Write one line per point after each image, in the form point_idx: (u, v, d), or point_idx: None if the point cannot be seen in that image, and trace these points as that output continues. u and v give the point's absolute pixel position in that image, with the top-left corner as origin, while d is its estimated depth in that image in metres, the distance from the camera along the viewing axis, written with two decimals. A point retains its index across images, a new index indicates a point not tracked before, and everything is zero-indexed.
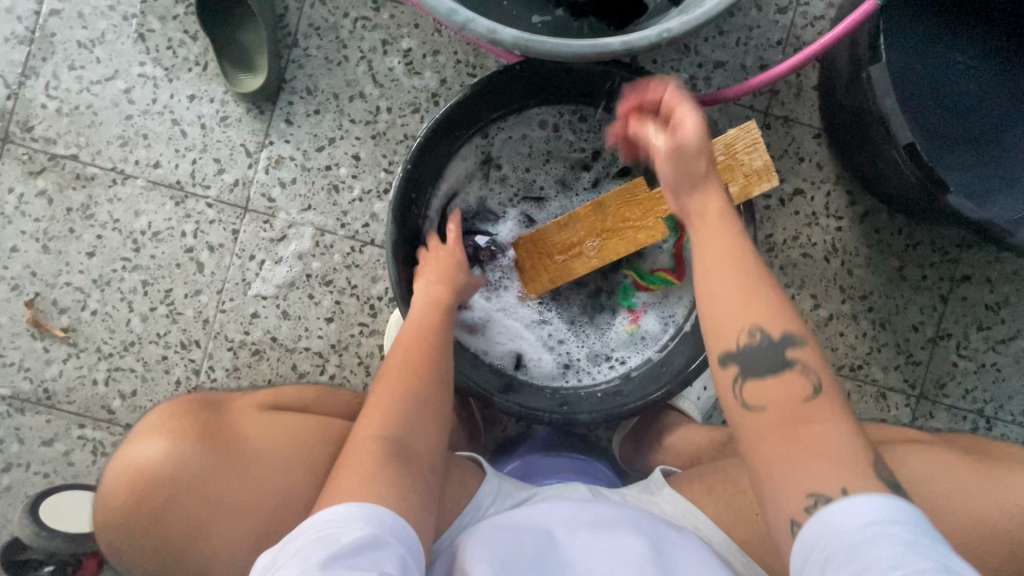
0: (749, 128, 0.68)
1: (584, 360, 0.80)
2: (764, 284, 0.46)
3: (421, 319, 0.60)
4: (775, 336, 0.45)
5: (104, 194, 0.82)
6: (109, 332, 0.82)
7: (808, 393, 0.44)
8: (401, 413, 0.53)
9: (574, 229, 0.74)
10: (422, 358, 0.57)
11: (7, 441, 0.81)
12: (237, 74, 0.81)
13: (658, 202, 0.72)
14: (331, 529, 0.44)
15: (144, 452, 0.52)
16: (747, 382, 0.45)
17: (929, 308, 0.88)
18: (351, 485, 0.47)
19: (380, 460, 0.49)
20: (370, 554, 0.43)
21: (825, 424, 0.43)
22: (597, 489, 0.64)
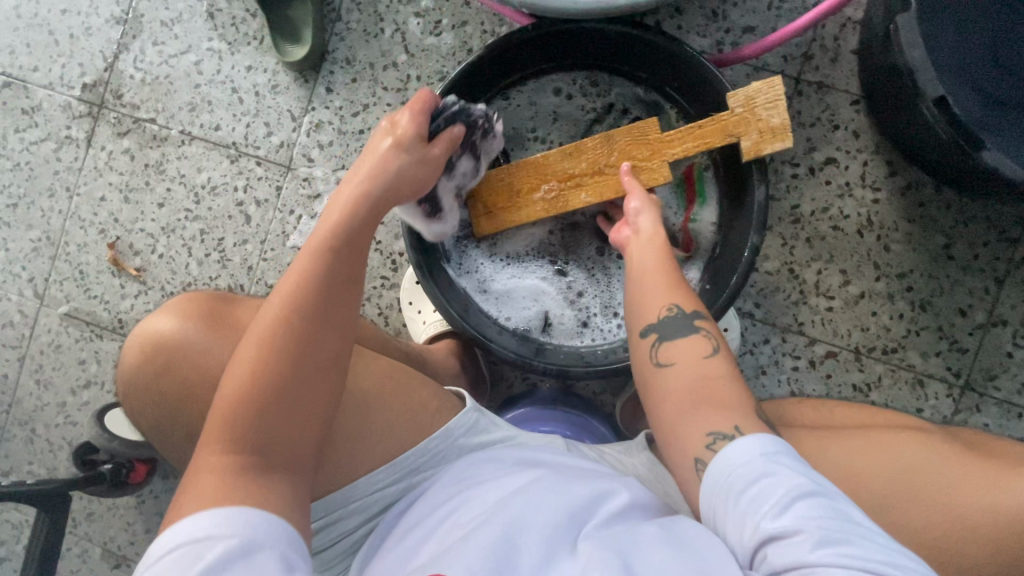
0: (772, 83, 0.65)
1: (598, 316, 0.81)
2: (674, 275, 0.56)
3: (297, 292, 0.50)
4: (685, 307, 0.53)
5: (174, 152, 0.94)
6: (172, 273, 0.94)
7: (708, 350, 0.51)
8: (263, 414, 0.47)
9: (577, 160, 0.70)
10: (294, 340, 0.48)
11: (88, 362, 0.95)
12: (286, 46, 0.90)
13: (668, 143, 0.68)
14: (191, 548, 0.41)
15: (158, 321, 0.58)
16: (659, 345, 0.52)
17: (980, 291, 0.80)
18: (200, 496, 0.44)
19: (231, 474, 0.45)
20: (242, 561, 0.40)
21: (724, 380, 0.49)
22: (575, 442, 0.64)
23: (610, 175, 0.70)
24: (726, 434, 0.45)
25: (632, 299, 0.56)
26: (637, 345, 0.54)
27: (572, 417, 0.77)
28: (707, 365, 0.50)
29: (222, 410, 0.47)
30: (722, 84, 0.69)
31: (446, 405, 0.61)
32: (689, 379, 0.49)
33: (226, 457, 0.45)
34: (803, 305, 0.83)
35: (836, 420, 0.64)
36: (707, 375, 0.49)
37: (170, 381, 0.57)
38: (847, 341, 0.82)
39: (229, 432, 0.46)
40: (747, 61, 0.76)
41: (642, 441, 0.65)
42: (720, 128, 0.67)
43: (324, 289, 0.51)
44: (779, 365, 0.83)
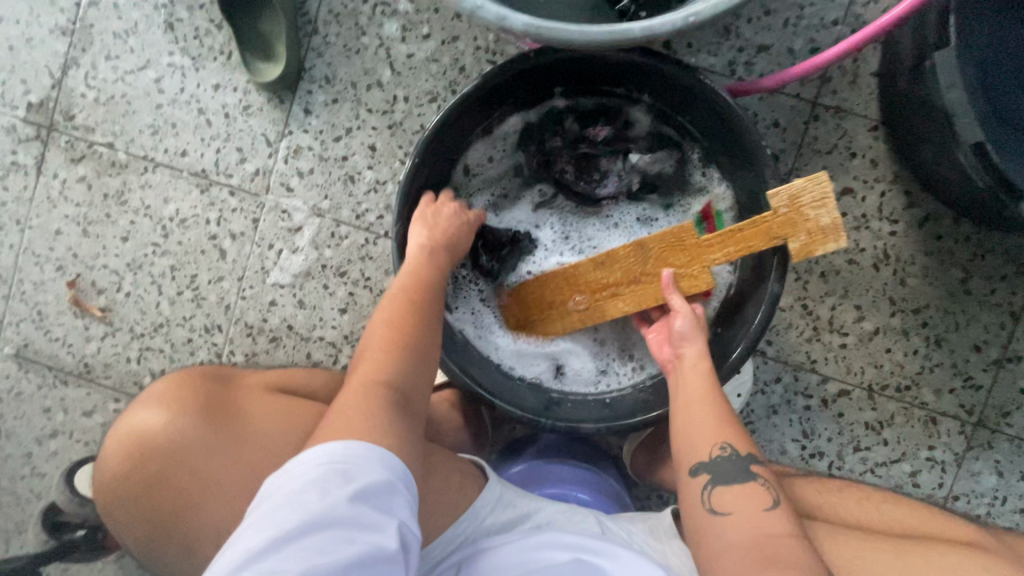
0: (818, 178, 0.56)
1: (612, 360, 0.76)
2: (722, 410, 0.56)
3: (424, 272, 0.61)
4: (742, 453, 0.54)
5: (137, 181, 0.85)
6: (141, 313, 0.86)
7: (768, 504, 0.51)
8: (398, 359, 0.55)
9: (611, 269, 0.67)
10: (423, 312, 0.58)
11: (53, 410, 0.88)
12: (257, 63, 0.81)
13: (705, 249, 0.61)
14: (350, 460, 0.44)
15: (148, 417, 0.57)
16: (714, 489, 0.52)
17: (996, 326, 0.78)
18: (345, 429, 0.48)
19: (379, 403, 0.51)
20: (387, 496, 0.44)
21: (785, 537, 0.48)
22: (603, 518, 0.62)
23: (645, 288, 0.65)
24: None
25: (679, 440, 0.56)
26: (686, 486, 0.54)
27: (581, 472, 0.73)
28: (768, 520, 0.50)
29: (363, 368, 0.54)
30: (741, 117, 0.63)
31: (470, 479, 0.61)
32: (749, 533, 0.49)
33: (370, 398, 0.51)
34: (817, 342, 0.79)
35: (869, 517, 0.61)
36: (768, 531, 0.49)
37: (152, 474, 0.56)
38: (860, 379, 0.79)
39: (371, 373, 0.53)
40: (764, 90, 0.71)
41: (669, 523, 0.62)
42: (763, 230, 0.59)
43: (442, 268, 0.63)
44: (791, 405, 0.80)
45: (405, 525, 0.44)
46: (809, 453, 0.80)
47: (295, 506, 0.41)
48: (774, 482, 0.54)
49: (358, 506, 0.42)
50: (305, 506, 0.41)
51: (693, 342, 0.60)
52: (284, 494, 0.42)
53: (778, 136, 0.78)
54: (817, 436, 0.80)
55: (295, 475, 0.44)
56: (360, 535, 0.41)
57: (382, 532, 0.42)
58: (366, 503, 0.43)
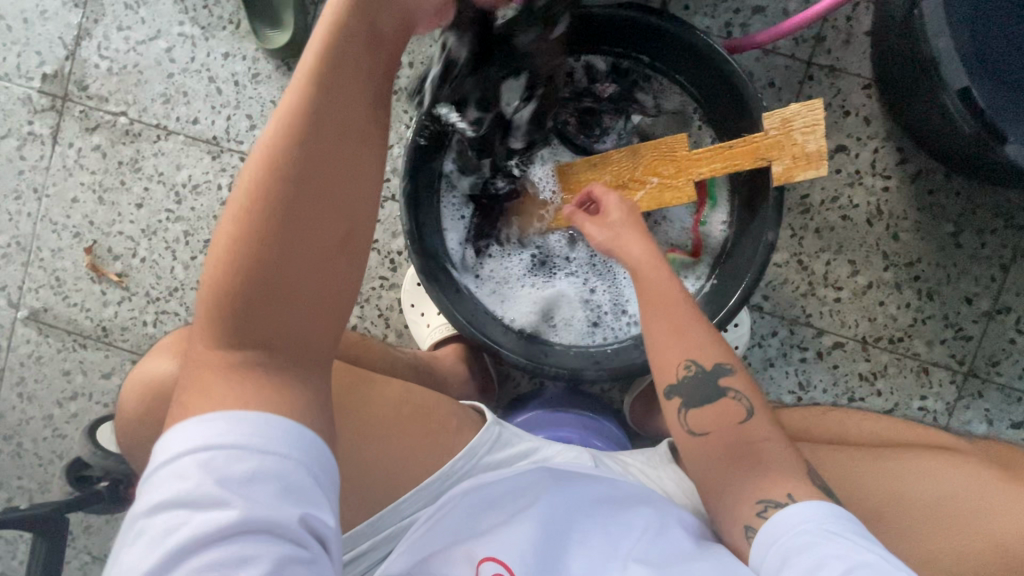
0: (812, 107, 0.65)
1: (608, 315, 0.79)
2: (691, 322, 0.54)
3: (267, 179, 0.41)
4: (708, 366, 0.52)
5: (150, 149, 0.88)
6: (156, 277, 0.89)
7: (741, 415, 0.52)
8: (246, 309, 0.40)
9: (601, 171, 0.72)
10: (284, 222, 0.41)
11: (73, 373, 0.91)
12: (266, 31, 0.83)
13: (695, 162, 0.69)
14: (218, 458, 0.35)
15: (160, 367, 0.55)
16: (688, 410, 0.52)
17: (986, 279, 0.80)
18: (205, 401, 0.39)
19: (231, 373, 0.40)
20: (277, 485, 0.36)
21: (766, 445, 0.50)
22: (600, 455, 0.65)
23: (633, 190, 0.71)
24: (777, 501, 0.47)
25: (649, 354, 0.55)
26: (665, 410, 0.54)
27: (585, 421, 0.76)
28: (744, 431, 0.51)
29: (218, 311, 0.41)
30: (735, 70, 0.66)
31: (469, 423, 0.64)
32: (727, 444, 0.51)
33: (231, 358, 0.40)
34: (812, 297, 0.82)
35: (864, 434, 0.63)
36: (748, 440, 0.51)
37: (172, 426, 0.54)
38: (854, 332, 0.82)
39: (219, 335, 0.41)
40: (759, 48, 0.73)
41: (664, 452, 0.66)
42: (752, 150, 0.67)
43: (302, 174, 0.41)
44: (787, 357, 0.83)
45: (308, 508, 0.36)
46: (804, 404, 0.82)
47: (161, 531, 0.34)
48: (748, 386, 0.53)
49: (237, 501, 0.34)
50: (173, 531, 0.34)
51: (638, 243, 0.58)
52: (147, 520, 0.34)
53: (774, 95, 0.80)
54: (812, 388, 0.82)
55: (155, 495, 0.35)
56: (249, 541, 0.34)
57: (279, 535, 0.35)
58: (249, 496, 0.35)
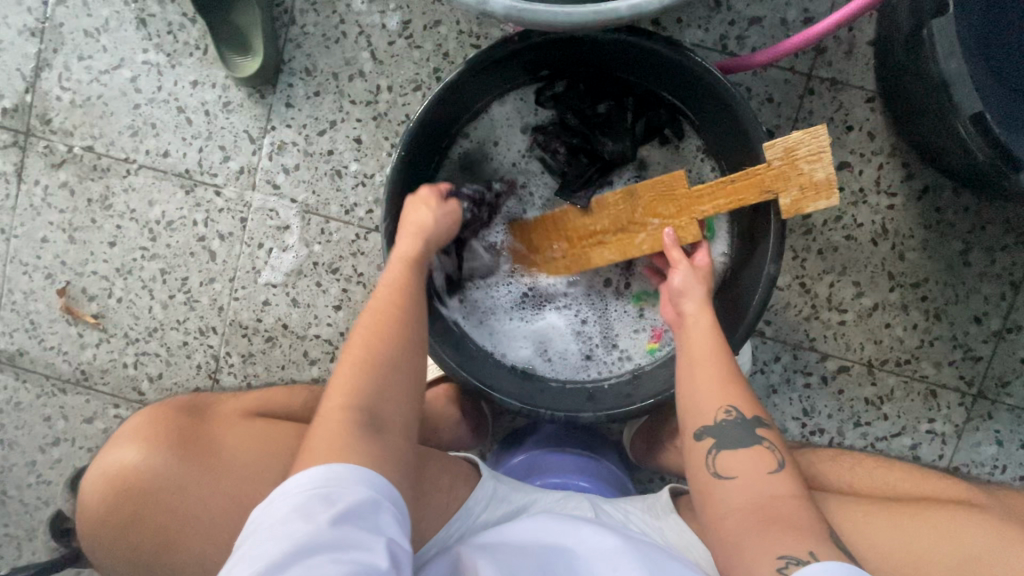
0: (817, 132, 0.57)
1: (600, 349, 0.76)
2: (728, 370, 0.56)
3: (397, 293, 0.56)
4: (748, 415, 0.54)
5: (120, 184, 0.84)
6: (134, 318, 0.86)
7: (773, 466, 0.51)
8: (373, 373, 0.50)
9: (598, 216, 0.68)
10: (400, 324, 0.54)
11: (54, 418, 0.88)
12: (235, 58, 0.79)
13: (696, 200, 0.62)
14: (336, 481, 0.43)
15: (120, 456, 0.55)
16: (719, 452, 0.53)
17: (996, 297, 0.77)
18: (320, 452, 0.45)
19: (353, 423, 0.47)
20: (373, 515, 0.43)
21: (789, 497, 0.49)
22: (599, 503, 0.63)
23: (633, 236, 0.66)
24: (798, 559, 0.44)
25: (686, 395, 0.57)
26: (691, 449, 0.54)
27: (582, 461, 0.74)
28: (771, 483, 0.50)
29: (333, 387, 0.50)
30: (732, 93, 0.62)
31: (463, 477, 0.63)
32: (753, 496, 0.50)
33: (342, 417, 0.47)
34: (815, 320, 0.79)
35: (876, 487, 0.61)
36: (774, 493, 0.49)
37: (137, 518, 0.54)
38: (859, 355, 0.79)
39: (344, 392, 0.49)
40: (756, 67, 0.69)
41: (667, 501, 0.64)
42: (754, 183, 0.60)
43: (413, 297, 0.56)
44: (791, 383, 0.80)
45: (393, 540, 0.43)
46: (809, 431, 0.80)
47: (274, 541, 0.40)
48: (781, 447, 0.54)
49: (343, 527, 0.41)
50: (287, 537, 0.40)
51: (694, 298, 0.61)
52: (263, 536, 0.40)
53: (773, 111, 0.76)
54: (817, 414, 0.80)
55: (272, 516, 0.42)
56: (347, 552, 0.40)
57: (369, 553, 0.41)
58: (352, 524, 0.42)
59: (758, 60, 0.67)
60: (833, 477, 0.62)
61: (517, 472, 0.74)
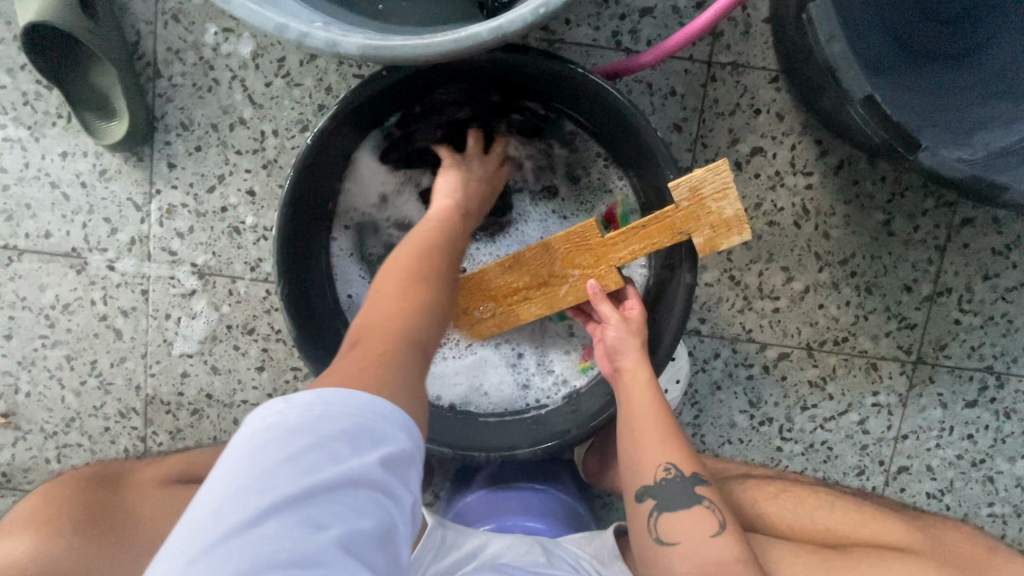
0: (718, 168, 0.56)
1: (536, 375, 0.73)
2: (670, 427, 0.57)
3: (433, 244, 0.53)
4: (687, 474, 0.55)
5: (4, 273, 0.78)
6: (48, 410, 0.80)
7: (714, 529, 0.53)
8: (428, 320, 0.47)
9: (516, 273, 0.65)
10: (447, 264, 0.52)
11: None
12: (101, 122, 0.73)
13: (610, 247, 0.61)
14: (381, 421, 0.36)
15: (11, 547, 0.51)
16: (660, 515, 0.54)
17: (924, 263, 0.76)
18: (384, 373, 0.40)
19: (390, 361, 0.41)
20: (411, 468, 0.37)
21: (730, 566, 0.51)
22: (550, 545, 0.63)
23: (555, 288, 0.64)
24: None
25: (627, 452, 0.57)
26: (635, 511, 0.56)
27: (530, 497, 0.72)
28: (713, 547, 0.52)
29: (384, 313, 0.45)
30: (618, 99, 0.59)
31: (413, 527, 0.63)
32: (697, 563, 0.52)
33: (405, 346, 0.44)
34: (749, 311, 0.77)
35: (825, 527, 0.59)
36: (715, 562, 0.51)
37: None
38: (797, 340, 0.78)
39: (405, 327, 0.45)
40: (646, 67, 0.66)
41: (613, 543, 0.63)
42: (666, 226, 0.59)
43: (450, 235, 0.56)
44: (734, 377, 0.79)
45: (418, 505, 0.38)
46: (758, 421, 0.79)
47: (295, 470, 0.32)
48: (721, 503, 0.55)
49: (386, 471, 0.35)
50: (313, 469, 0.33)
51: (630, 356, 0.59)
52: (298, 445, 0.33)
53: (677, 104, 0.73)
54: (764, 403, 0.79)
55: (315, 421, 0.34)
56: (375, 504, 0.34)
57: (397, 501, 0.35)
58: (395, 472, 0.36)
59: (648, 61, 0.64)
60: (779, 494, 0.62)
61: (467, 514, 0.72)
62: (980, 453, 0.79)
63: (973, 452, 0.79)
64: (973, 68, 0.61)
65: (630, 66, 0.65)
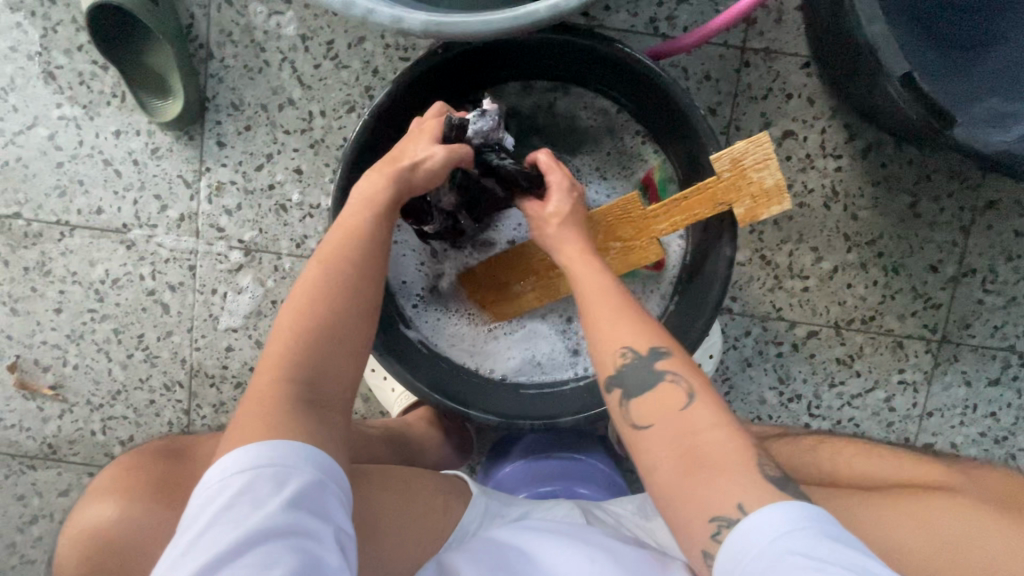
0: (761, 140, 0.59)
1: (582, 343, 0.75)
2: (630, 313, 0.52)
3: (335, 257, 0.51)
4: (644, 352, 0.50)
5: (55, 248, 0.80)
6: (95, 383, 0.83)
7: (683, 398, 0.47)
8: (303, 355, 0.48)
9: None
10: (333, 287, 0.50)
11: (27, 495, 0.85)
12: (155, 102, 0.75)
13: (652, 219, 0.63)
14: (275, 474, 0.42)
15: (100, 512, 0.53)
16: (630, 403, 0.49)
17: (949, 244, 0.78)
18: (253, 429, 0.44)
19: (286, 406, 0.45)
20: (321, 499, 0.43)
21: (706, 433, 0.45)
22: (590, 509, 0.64)
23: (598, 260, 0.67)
24: (728, 518, 0.42)
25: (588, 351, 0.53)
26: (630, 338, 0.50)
27: (568, 466, 0.74)
28: (685, 415, 0.46)
29: (271, 358, 0.48)
30: (661, 75, 0.61)
31: (456, 494, 0.62)
32: (670, 439, 0.46)
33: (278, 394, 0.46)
34: (779, 290, 0.79)
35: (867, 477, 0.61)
36: (689, 429, 0.46)
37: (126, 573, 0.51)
38: (826, 318, 0.80)
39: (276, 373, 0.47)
40: (687, 50, 0.68)
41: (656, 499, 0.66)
42: (707, 197, 0.61)
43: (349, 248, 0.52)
44: (764, 354, 0.81)
45: (339, 527, 0.43)
46: (787, 397, 0.81)
47: (223, 526, 0.40)
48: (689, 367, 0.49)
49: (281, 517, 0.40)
50: (237, 523, 0.40)
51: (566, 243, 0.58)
52: (206, 520, 0.40)
53: (712, 88, 0.76)
54: (793, 380, 0.81)
55: (218, 498, 0.41)
56: (287, 543, 0.40)
57: (309, 536, 0.41)
58: (298, 511, 0.41)
59: (688, 43, 0.66)
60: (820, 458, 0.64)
61: (507, 482, 0.74)
62: (1002, 431, 0.82)
63: (996, 429, 0.82)
64: (1005, 52, 0.63)
65: (672, 48, 0.67)
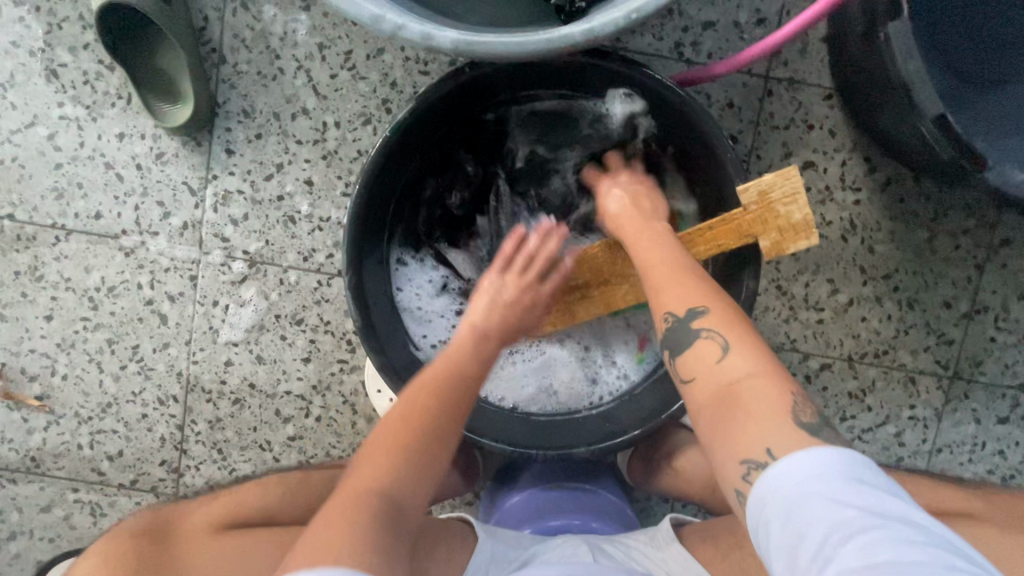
0: (789, 173, 0.57)
1: (602, 369, 0.73)
2: (685, 279, 0.49)
3: (446, 380, 0.51)
4: (684, 311, 0.47)
5: (49, 253, 0.76)
6: (84, 395, 0.79)
7: (722, 350, 0.45)
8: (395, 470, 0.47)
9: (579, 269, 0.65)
10: (435, 406, 0.50)
11: (6, 510, 0.80)
12: (163, 106, 0.72)
13: None
14: None
15: None
16: (676, 359, 0.47)
17: (964, 281, 0.78)
18: (330, 533, 0.42)
19: (369, 521, 0.43)
20: None
21: (752, 381, 0.43)
22: (599, 544, 0.62)
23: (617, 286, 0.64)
24: (758, 461, 0.40)
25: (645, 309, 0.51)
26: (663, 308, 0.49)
27: (577, 495, 0.72)
28: (729, 365, 0.44)
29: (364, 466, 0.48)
30: (692, 101, 0.59)
31: (459, 544, 0.59)
32: (713, 387, 0.44)
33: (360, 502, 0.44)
34: (794, 321, 0.79)
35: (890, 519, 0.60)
36: (728, 381, 0.43)
37: None
38: (840, 351, 0.79)
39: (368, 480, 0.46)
40: (716, 78, 0.67)
41: (668, 528, 0.64)
42: (732, 229, 0.60)
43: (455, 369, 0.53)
44: None
45: None
46: None
47: None
48: (737, 322, 0.46)
49: None
50: None
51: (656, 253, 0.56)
52: None
53: (734, 116, 0.75)
54: None
55: None
56: None
57: None
58: None
59: (719, 70, 0.65)
60: None
61: (513, 512, 0.71)
62: (1010, 469, 0.81)
63: (1004, 467, 0.81)
64: None
65: (704, 74, 0.66)
